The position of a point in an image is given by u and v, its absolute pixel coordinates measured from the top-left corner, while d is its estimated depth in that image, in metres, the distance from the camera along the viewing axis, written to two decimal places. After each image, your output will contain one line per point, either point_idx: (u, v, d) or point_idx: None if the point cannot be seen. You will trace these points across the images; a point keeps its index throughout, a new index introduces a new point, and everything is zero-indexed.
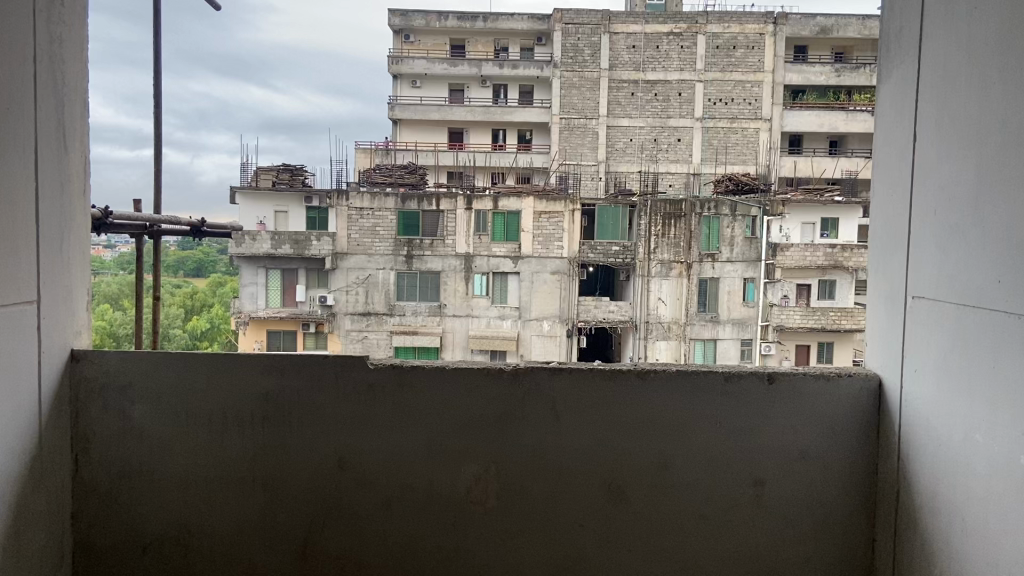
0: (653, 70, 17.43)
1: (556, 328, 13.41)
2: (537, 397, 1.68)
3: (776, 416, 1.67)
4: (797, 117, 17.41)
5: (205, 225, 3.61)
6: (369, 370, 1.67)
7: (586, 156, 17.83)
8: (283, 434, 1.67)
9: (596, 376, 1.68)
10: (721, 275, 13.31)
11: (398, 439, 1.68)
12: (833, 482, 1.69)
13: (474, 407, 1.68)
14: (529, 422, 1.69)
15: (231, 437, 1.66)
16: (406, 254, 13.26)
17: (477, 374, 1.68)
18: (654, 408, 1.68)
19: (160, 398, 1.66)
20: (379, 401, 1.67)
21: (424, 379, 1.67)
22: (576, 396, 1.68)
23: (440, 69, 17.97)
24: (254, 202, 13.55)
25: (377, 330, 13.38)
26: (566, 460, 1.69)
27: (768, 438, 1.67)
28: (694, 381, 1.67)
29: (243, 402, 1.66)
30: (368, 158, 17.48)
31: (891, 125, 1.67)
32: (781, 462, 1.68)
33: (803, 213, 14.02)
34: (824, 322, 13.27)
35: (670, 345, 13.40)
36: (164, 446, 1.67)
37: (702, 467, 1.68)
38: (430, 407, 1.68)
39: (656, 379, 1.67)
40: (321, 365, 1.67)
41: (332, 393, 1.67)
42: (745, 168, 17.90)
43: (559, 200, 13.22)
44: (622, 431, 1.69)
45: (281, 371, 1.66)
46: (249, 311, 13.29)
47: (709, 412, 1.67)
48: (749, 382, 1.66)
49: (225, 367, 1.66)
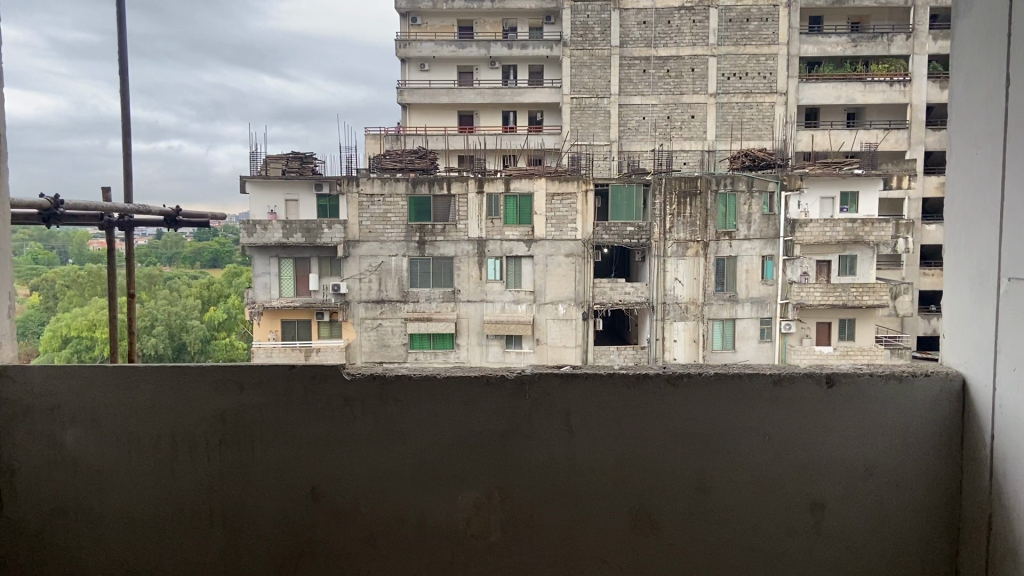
0: (666, 45, 17.05)
1: (571, 311, 13.09)
2: (544, 409, 1.41)
3: (839, 429, 1.39)
4: (813, 89, 16.89)
5: (181, 213, 3.37)
6: (346, 380, 1.42)
7: (598, 135, 17.45)
8: (243, 461, 1.44)
9: (614, 381, 1.40)
10: (739, 253, 12.98)
11: (380, 462, 1.43)
12: (907, 502, 1.40)
13: (472, 423, 1.42)
14: (541, 438, 1.42)
15: (184, 463, 1.44)
16: (419, 239, 12.98)
17: (474, 382, 1.42)
18: (686, 425, 1.40)
19: (99, 420, 1.44)
20: (359, 417, 1.43)
21: (411, 389, 1.42)
22: (590, 406, 1.41)
23: (449, 52, 17.63)
24: (264, 191, 13.27)
25: (391, 317, 13.17)
26: (582, 491, 1.42)
27: (827, 456, 1.39)
28: (733, 385, 1.38)
29: (197, 422, 1.44)
30: (377, 144, 17.02)
31: (975, 65, 1.36)
32: (845, 485, 1.40)
33: (822, 187, 13.51)
34: (847, 298, 12.82)
35: (688, 325, 13.07)
36: (101, 477, 1.45)
37: (740, 492, 1.41)
38: (417, 423, 1.43)
39: (688, 384, 1.39)
40: (287, 376, 1.43)
41: (307, 412, 1.43)
42: (761, 144, 17.34)
43: (571, 181, 12.89)
44: (648, 447, 1.41)
45: (240, 385, 1.43)
46: (263, 300, 13.11)
47: (747, 423, 1.39)
48: (802, 385, 1.38)
49: (177, 384, 1.43)
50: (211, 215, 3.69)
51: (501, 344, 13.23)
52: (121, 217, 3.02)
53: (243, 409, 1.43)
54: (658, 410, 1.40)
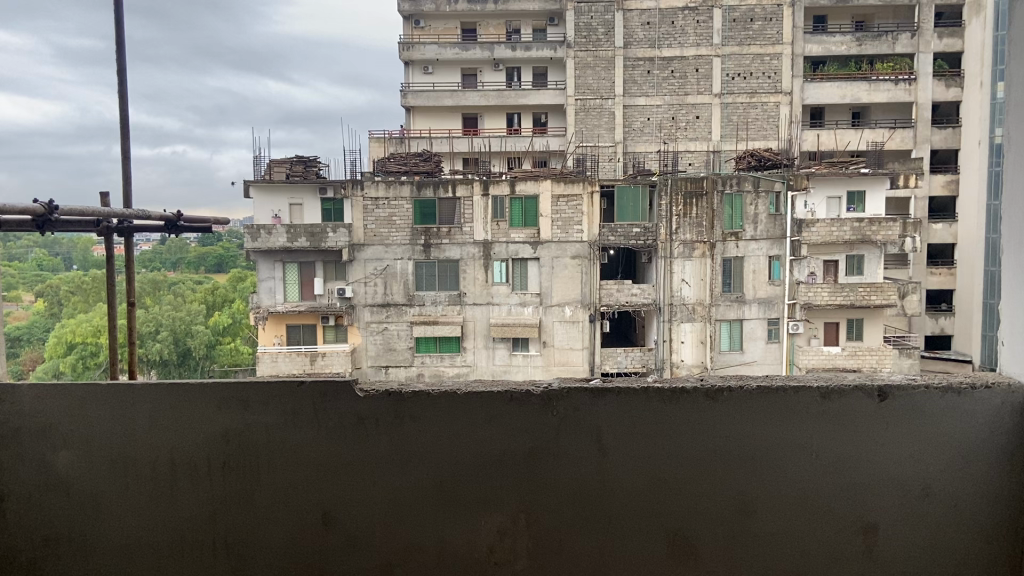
0: (670, 46, 16.95)
1: (578, 313, 13.00)
2: (580, 422, 1.65)
3: (878, 443, 1.61)
4: (818, 89, 16.91)
5: (182, 219, 3.32)
6: (360, 398, 1.66)
7: (603, 137, 17.33)
8: (247, 479, 1.68)
9: (656, 400, 1.64)
10: (746, 254, 12.88)
11: (397, 483, 1.66)
12: (961, 525, 1.60)
13: (501, 442, 1.65)
14: (572, 452, 1.65)
15: (185, 488, 1.68)
16: (424, 242, 12.90)
17: (499, 400, 1.66)
18: (728, 442, 1.63)
19: (93, 447, 1.69)
20: (370, 434, 1.67)
21: (423, 407, 1.65)
22: (627, 424, 1.65)
23: (452, 54, 17.59)
24: (268, 196, 13.16)
25: (397, 320, 13.09)
26: (606, 504, 1.65)
27: (855, 462, 1.62)
28: (782, 399, 1.62)
29: (202, 446, 1.68)
30: (382, 147, 16.94)
31: None
32: (890, 499, 1.61)
33: (829, 187, 13.33)
34: (853, 298, 12.80)
35: (695, 326, 12.99)
36: (95, 503, 1.69)
37: (778, 501, 1.63)
38: (428, 441, 1.66)
39: (729, 401, 1.62)
40: (296, 394, 1.67)
41: (315, 431, 1.67)
42: (766, 144, 17.23)
43: (576, 182, 12.77)
44: (696, 465, 1.64)
45: (244, 405, 1.68)
46: (267, 306, 13.01)
47: (777, 438, 1.63)
48: (852, 399, 1.61)
49: (180, 408, 1.68)
50: (214, 219, 3.60)
51: (507, 347, 13.11)
52: (121, 222, 2.94)
53: (244, 427, 1.68)
54: (703, 420, 1.63)
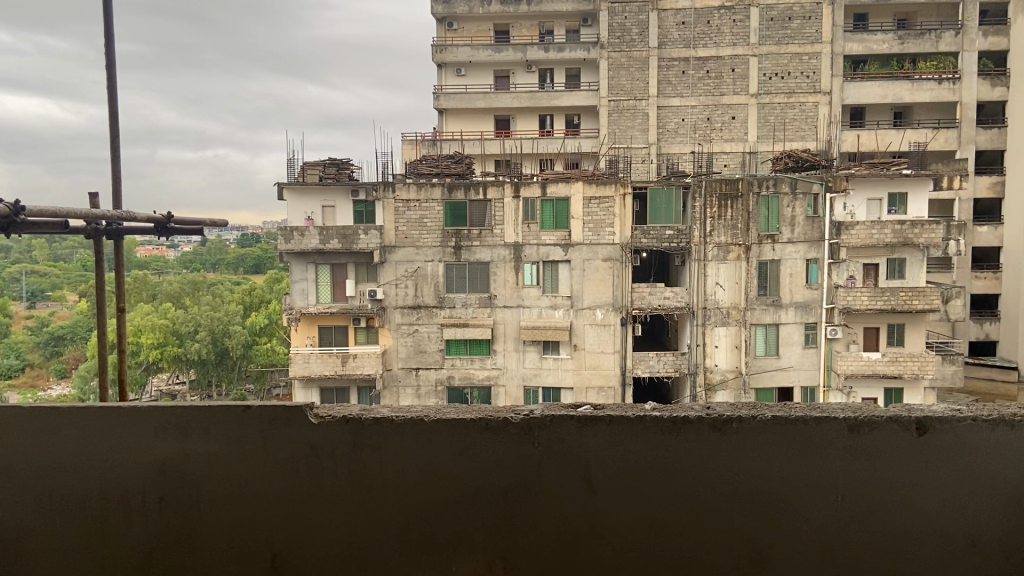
0: (705, 46, 16.60)
1: (609, 316, 12.72)
2: (574, 452, 2.10)
3: (850, 475, 2.06)
4: (858, 88, 16.50)
5: (172, 221, 3.80)
6: (312, 424, 2.15)
7: (636, 138, 17.04)
8: (179, 508, 2.17)
9: (696, 435, 2.08)
10: (783, 257, 12.56)
11: (348, 520, 2.14)
12: (989, 560, 2.04)
13: (479, 474, 2.12)
14: (563, 480, 2.11)
15: (127, 517, 2.17)
16: (455, 244, 12.78)
17: (471, 427, 2.12)
18: (754, 475, 2.08)
19: (21, 479, 2.19)
20: (325, 461, 2.15)
21: (379, 439, 2.13)
22: (613, 462, 2.10)
23: (485, 56, 17.50)
24: (301, 198, 13.15)
25: (427, 322, 12.93)
26: (527, 531, 2.12)
27: (793, 493, 2.07)
28: (821, 433, 2.06)
29: (141, 474, 2.17)
30: (414, 150, 16.82)
31: None
32: (872, 525, 2.06)
33: (869, 189, 12.96)
34: (894, 303, 12.37)
35: (730, 330, 12.67)
36: (14, 535, 2.20)
37: (756, 529, 2.09)
38: (385, 469, 2.13)
39: (765, 430, 2.07)
40: (249, 416, 2.16)
41: (263, 461, 2.15)
42: (804, 145, 16.80)
43: (609, 184, 12.56)
44: (745, 491, 2.08)
45: (184, 433, 2.16)
46: (300, 306, 13.00)
47: (705, 468, 2.08)
48: (889, 431, 2.05)
49: (108, 433, 2.16)
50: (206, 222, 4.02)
51: (538, 350, 12.84)
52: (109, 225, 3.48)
53: (179, 456, 2.16)
54: (689, 450, 2.08)
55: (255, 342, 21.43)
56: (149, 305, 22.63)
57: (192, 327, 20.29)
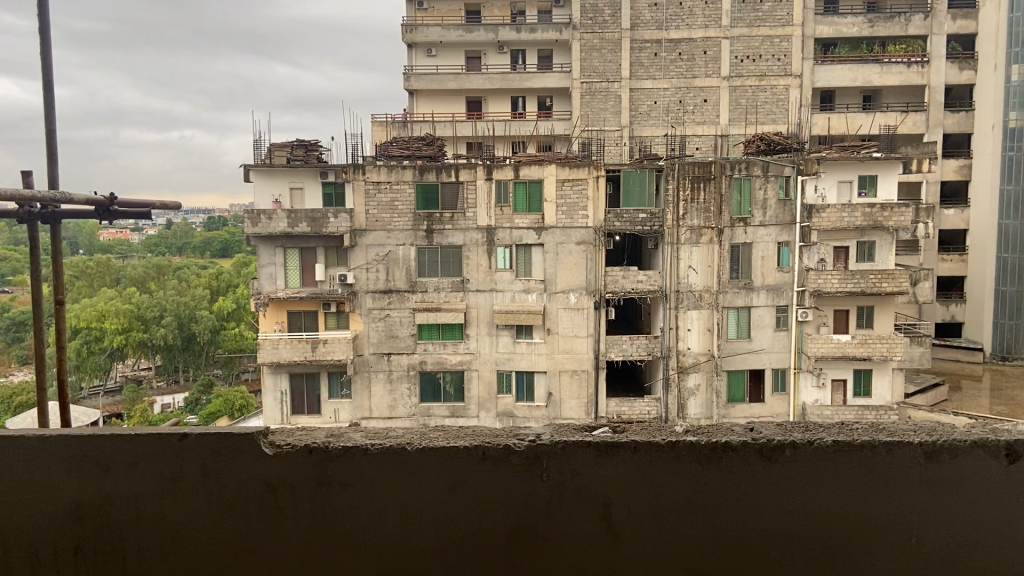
0: (677, 28, 16.40)
1: (582, 300, 12.58)
2: (637, 478, 2.25)
3: (919, 500, 2.23)
4: (828, 71, 16.52)
5: (117, 204, 3.59)
6: (268, 455, 2.25)
7: (609, 121, 16.84)
8: (102, 554, 2.27)
9: (749, 463, 2.23)
10: (754, 240, 12.50)
11: (303, 560, 2.27)
12: None
13: (487, 510, 2.25)
14: (581, 514, 2.26)
15: (49, 560, 2.28)
16: (426, 228, 12.53)
17: (462, 458, 2.24)
18: (809, 502, 2.24)
19: None
20: (280, 495, 2.26)
21: (358, 475, 2.25)
22: (677, 488, 2.25)
23: (456, 36, 17.19)
24: (269, 179, 12.79)
25: (399, 307, 12.68)
26: (585, 558, 2.27)
27: (832, 523, 2.25)
28: (891, 460, 2.22)
29: (60, 518, 2.27)
30: (384, 131, 16.48)
31: None
32: (906, 554, 2.25)
33: (841, 170, 12.84)
34: (864, 286, 12.41)
35: (702, 314, 12.61)
36: None
37: (811, 553, 2.25)
38: (347, 506, 2.26)
39: (823, 457, 2.23)
40: (179, 453, 2.24)
41: (204, 501, 2.26)
42: (775, 128, 16.79)
43: (581, 166, 12.38)
44: (800, 517, 2.25)
45: (107, 471, 2.25)
46: (268, 291, 12.68)
47: (756, 498, 2.25)
48: (962, 458, 2.21)
49: (27, 473, 2.25)
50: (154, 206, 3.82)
51: (511, 335, 12.63)
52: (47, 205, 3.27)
53: (98, 499, 2.26)
54: (737, 478, 2.24)
55: (222, 327, 21.04)
56: (113, 290, 22.17)
57: (157, 312, 19.89)
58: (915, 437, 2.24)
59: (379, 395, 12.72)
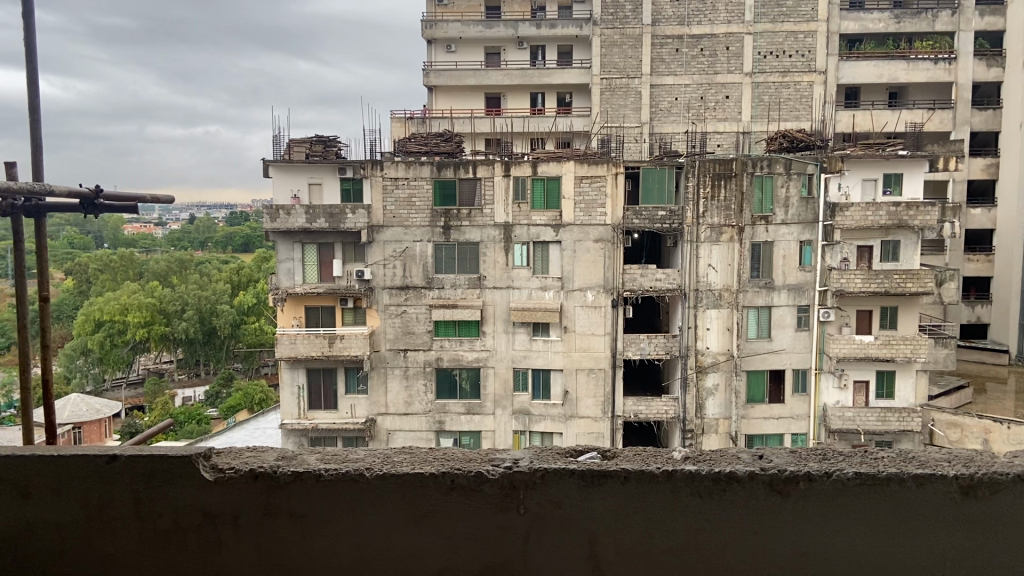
0: (700, 23, 16.17)
1: (600, 298, 12.39)
2: (664, 507, 2.43)
3: (954, 534, 2.41)
4: (853, 68, 16.22)
5: (101, 197, 3.54)
6: (208, 480, 2.48)
7: (629, 117, 16.54)
8: None
9: (770, 497, 2.41)
10: (776, 238, 12.32)
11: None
12: None
13: (468, 542, 2.47)
14: (562, 548, 2.45)
15: None
16: (443, 224, 12.41)
17: (428, 488, 2.46)
18: (826, 535, 2.43)
19: None
20: (217, 523, 2.49)
21: (306, 507, 2.47)
22: (708, 516, 2.43)
23: (476, 32, 17.05)
24: (287, 175, 12.73)
25: (415, 303, 12.55)
26: None
27: (833, 555, 2.43)
28: (924, 497, 2.39)
29: None
30: (403, 127, 16.35)
31: None
32: None
33: (865, 168, 12.52)
34: (888, 286, 12.12)
35: (721, 313, 12.28)
36: None
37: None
38: (296, 531, 2.48)
39: (838, 489, 2.41)
40: (108, 481, 2.48)
41: (137, 531, 2.50)
42: (799, 126, 16.48)
43: (601, 163, 12.20)
44: (816, 549, 2.44)
45: (26, 498, 2.49)
46: (286, 286, 12.62)
47: (770, 531, 2.43)
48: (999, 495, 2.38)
49: None
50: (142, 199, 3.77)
51: (527, 332, 12.50)
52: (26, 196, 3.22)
53: (23, 527, 2.50)
54: (747, 509, 2.42)
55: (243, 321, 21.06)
56: (135, 284, 22.31)
57: (179, 306, 19.99)
58: (950, 470, 2.40)
59: (395, 391, 12.60)
